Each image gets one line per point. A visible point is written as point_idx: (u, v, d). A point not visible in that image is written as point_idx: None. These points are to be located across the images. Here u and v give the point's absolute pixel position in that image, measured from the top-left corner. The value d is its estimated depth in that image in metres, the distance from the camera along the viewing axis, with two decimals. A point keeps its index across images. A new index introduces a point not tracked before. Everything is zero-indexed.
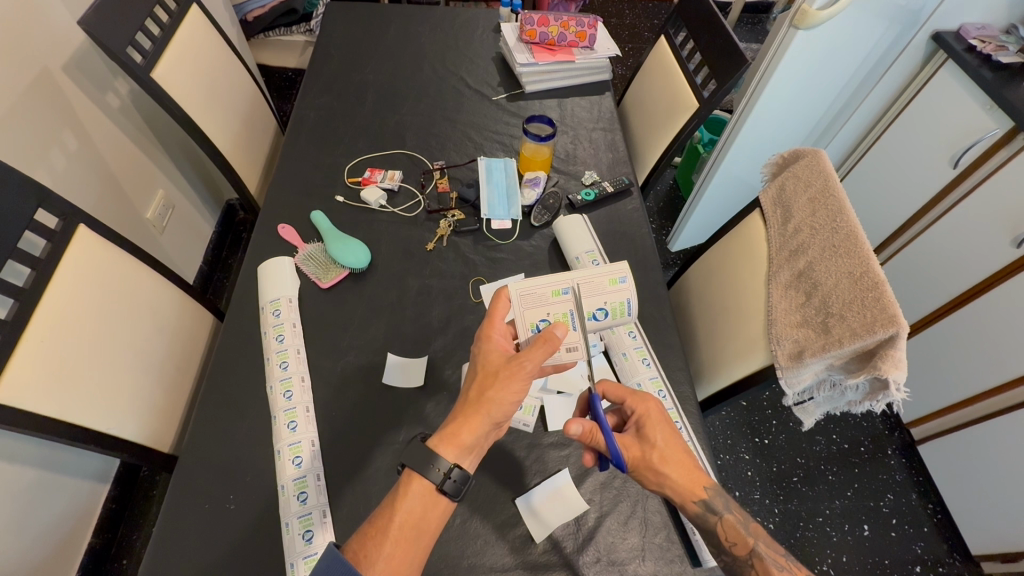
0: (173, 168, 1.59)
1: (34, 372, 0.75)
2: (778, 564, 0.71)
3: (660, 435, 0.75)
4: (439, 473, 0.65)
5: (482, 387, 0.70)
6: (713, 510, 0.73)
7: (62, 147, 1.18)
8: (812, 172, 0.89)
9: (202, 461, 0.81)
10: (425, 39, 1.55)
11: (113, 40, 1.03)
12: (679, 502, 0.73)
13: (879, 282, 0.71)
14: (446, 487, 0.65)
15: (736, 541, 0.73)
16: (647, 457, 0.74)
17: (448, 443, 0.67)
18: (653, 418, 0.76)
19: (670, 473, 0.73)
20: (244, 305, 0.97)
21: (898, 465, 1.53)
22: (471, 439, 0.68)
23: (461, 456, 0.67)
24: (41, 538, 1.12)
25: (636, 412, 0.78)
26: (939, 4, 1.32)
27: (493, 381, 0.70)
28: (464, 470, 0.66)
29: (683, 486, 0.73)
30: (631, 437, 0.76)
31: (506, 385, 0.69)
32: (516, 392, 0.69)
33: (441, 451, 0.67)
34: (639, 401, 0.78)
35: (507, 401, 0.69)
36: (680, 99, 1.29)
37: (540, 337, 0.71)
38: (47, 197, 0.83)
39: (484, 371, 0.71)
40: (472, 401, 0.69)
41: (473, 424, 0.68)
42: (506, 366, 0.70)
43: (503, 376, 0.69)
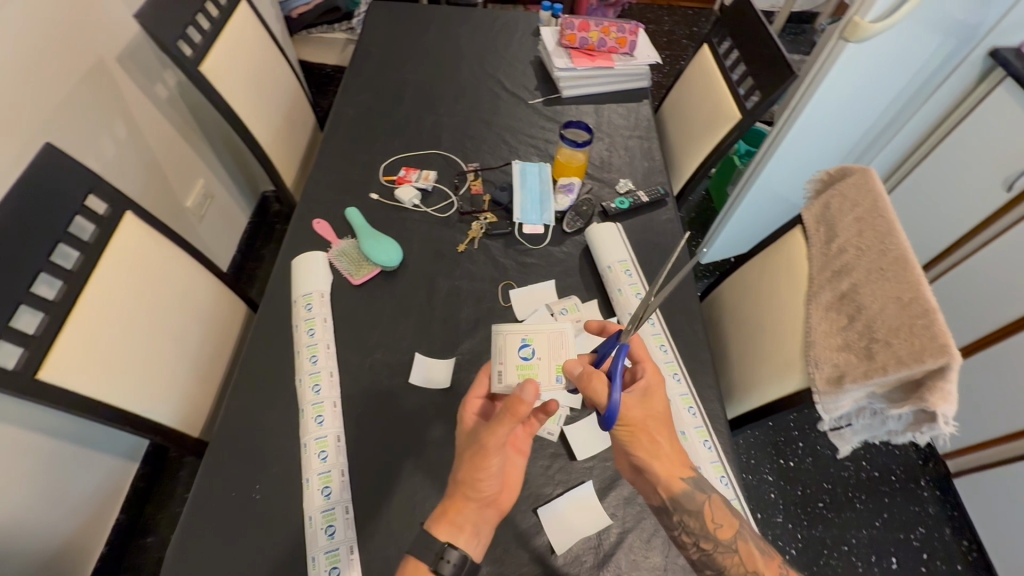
0: (213, 158, 1.63)
1: (77, 353, 0.77)
2: (759, 547, 0.71)
3: (662, 405, 0.75)
4: (434, 555, 0.63)
5: (468, 471, 0.66)
6: (700, 488, 0.73)
7: (112, 136, 1.23)
8: (861, 191, 0.87)
9: (231, 450, 0.82)
10: (464, 41, 1.56)
11: (165, 34, 1.06)
12: (665, 474, 0.72)
13: (930, 310, 0.69)
14: (441, 569, 0.62)
15: (721, 523, 0.71)
16: (647, 422, 0.73)
17: (442, 521, 0.66)
18: (659, 388, 0.76)
19: (663, 444, 0.73)
20: (277, 297, 0.99)
21: (930, 496, 1.47)
22: (463, 520, 0.66)
23: (455, 534, 0.65)
24: (70, 510, 1.15)
25: (646, 375, 0.76)
26: (1000, 19, 1.26)
27: (487, 472, 0.65)
28: (462, 553, 0.63)
29: (672, 460, 0.73)
30: (635, 397, 0.74)
31: (481, 463, 0.65)
32: (493, 470, 0.65)
33: (436, 530, 0.65)
34: (654, 369, 0.77)
35: (482, 479, 0.65)
36: (721, 109, 1.26)
37: (507, 410, 0.64)
38: (98, 184, 0.86)
39: (475, 457, 0.66)
40: (455, 482, 0.67)
41: (461, 503, 0.66)
42: (479, 444, 0.66)
43: (476, 456, 0.66)
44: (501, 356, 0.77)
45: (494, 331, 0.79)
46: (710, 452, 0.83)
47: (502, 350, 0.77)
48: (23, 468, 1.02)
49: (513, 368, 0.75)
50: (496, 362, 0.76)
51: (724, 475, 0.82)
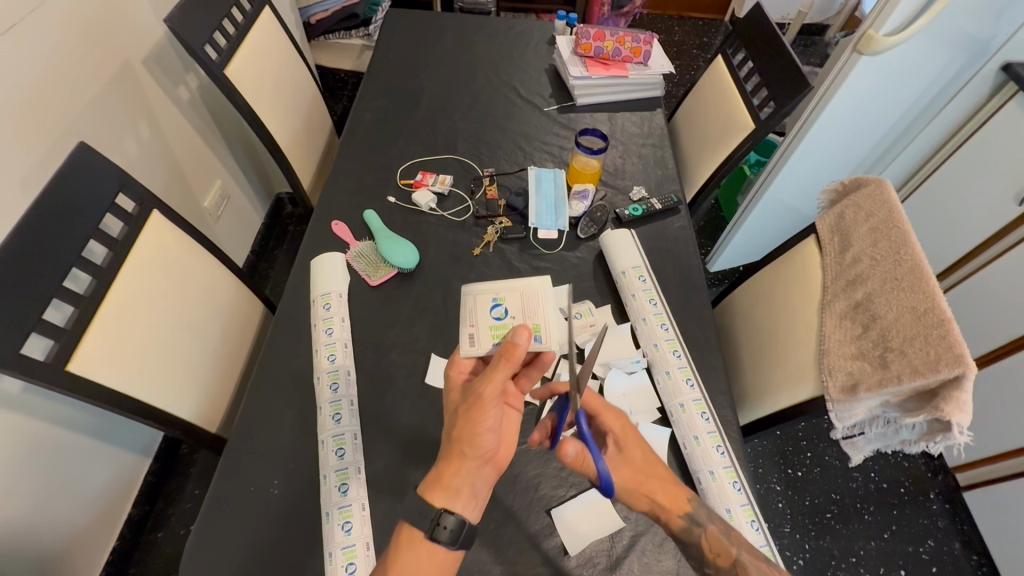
0: (230, 160, 1.66)
1: (104, 347, 0.79)
2: (760, 568, 0.70)
3: (639, 452, 0.76)
4: (431, 522, 0.62)
5: (463, 427, 0.64)
6: (697, 522, 0.73)
7: (136, 135, 1.25)
8: (875, 202, 0.87)
9: (249, 446, 0.84)
10: (480, 48, 1.58)
11: (193, 38, 1.09)
12: (664, 519, 0.73)
13: (945, 320, 0.70)
14: (439, 536, 0.61)
15: (720, 552, 0.71)
16: (634, 477, 0.74)
17: (436, 487, 0.63)
18: (631, 436, 0.76)
19: (655, 491, 0.74)
20: (296, 296, 1.01)
21: (940, 509, 1.46)
22: (459, 482, 0.64)
23: (451, 499, 0.63)
24: (85, 503, 1.17)
25: (612, 428, 0.76)
26: (1012, 33, 1.27)
27: (484, 426, 0.64)
28: (460, 518, 0.62)
29: (667, 503, 0.73)
30: (614, 458, 0.75)
31: (477, 417, 0.64)
32: (489, 424, 0.64)
33: (430, 497, 0.63)
34: (616, 416, 0.76)
35: (477, 435, 0.63)
36: (735, 119, 1.27)
37: (502, 355, 0.65)
38: (127, 182, 0.88)
39: (470, 411, 0.64)
40: (449, 442, 0.65)
41: (456, 465, 0.64)
42: (472, 400, 0.65)
43: (471, 411, 0.64)
44: (473, 318, 0.79)
45: (464, 293, 0.81)
46: (723, 457, 0.84)
47: (473, 312, 0.79)
48: (42, 459, 1.04)
49: (485, 330, 0.77)
50: (468, 325, 0.78)
51: (738, 480, 0.82)
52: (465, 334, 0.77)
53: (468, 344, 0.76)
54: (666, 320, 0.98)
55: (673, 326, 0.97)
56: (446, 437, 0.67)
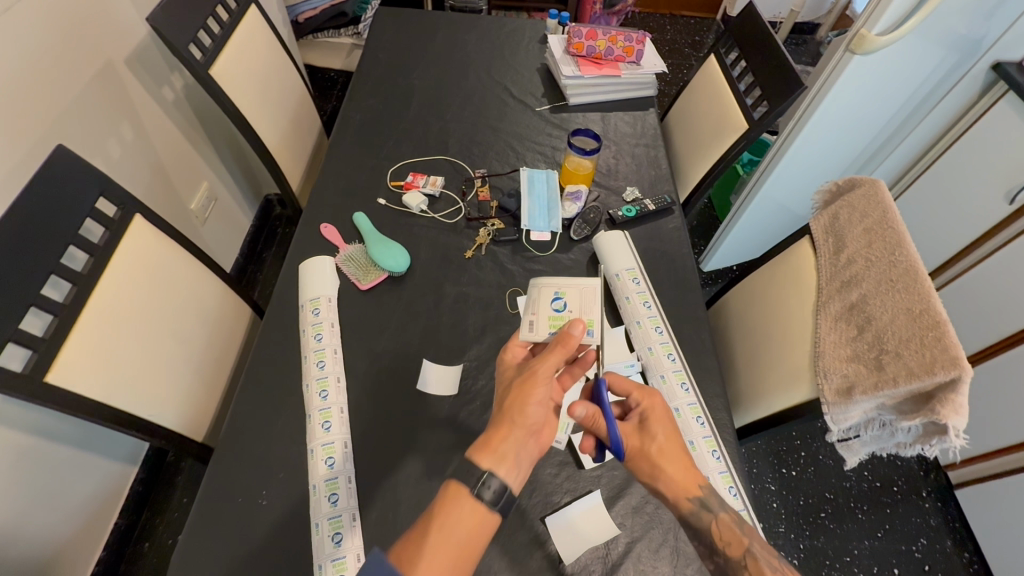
0: (217, 160, 1.63)
1: (84, 357, 0.77)
2: (772, 565, 0.70)
3: (660, 429, 0.76)
4: (476, 480, 0.60)
5: (513, 399, 0.66)
6: (709, 509, 0.72)
7: (119, 137, 1.22)
8: (869, 203, 0.87)
9: (236, 456, 0.82)
10: (471, 48, 1.56)
11: (177, 38, 1.06)
12: (673, 499, 0.72)
13: (940, 322, 0.69)
14: (484, 495, 0.60)
15: (730, 541, 0.71)
16: (646, 449, 0.74)
17: (482, 451, 0.63)
18: (657, 412, 0.77)
19: (667, 470, 0.73)
20: (285, 301, 0.99)
21: (932, 508, 1.47)
22: (506, 448, 0.63)
23: (497, 463, 0.62)
24: (68, 514, 1.14)
25: (641, 404, 0.78)
26: (1003, 33, 1.27)
27: (533, 398, 0.66)
28: (504, 482, 0.61)
29: (678, 483, 0.72)
30: (631, 427, 0.77)
31: (526, 390, 0.66)
32: (541, 397, 0.66)
33: (476, 459, 0.62)
34: (646, 394, 0.79)
35: (527, 405, 0.65)
36: (728, 119, 1.27)
37: (557, 339, 0.70)
38: (107, 187, 0.86)
39: (522, 385, 0.67)
40: (499, 413, 0.67)
41: (504, 433, 0.64)
42: (523, 374, 0.68)
43: (522, 384, 0.67)
44: (532, 310, 0.82)
45: (531, 283, 0.86)
46: (719, 462, 0.83)
47: (534, 306, 0.82)
48: (23, 473, 1.01)
49: (544, 319, 0.80)
50: (529, 313, 0.81)
51: (733, 485, 0.81)
52: (526, 322, 0.81)
53: (526, 332, 0.78)
54: (660, 323, 0.97)
55: (667, 329, 0.96)
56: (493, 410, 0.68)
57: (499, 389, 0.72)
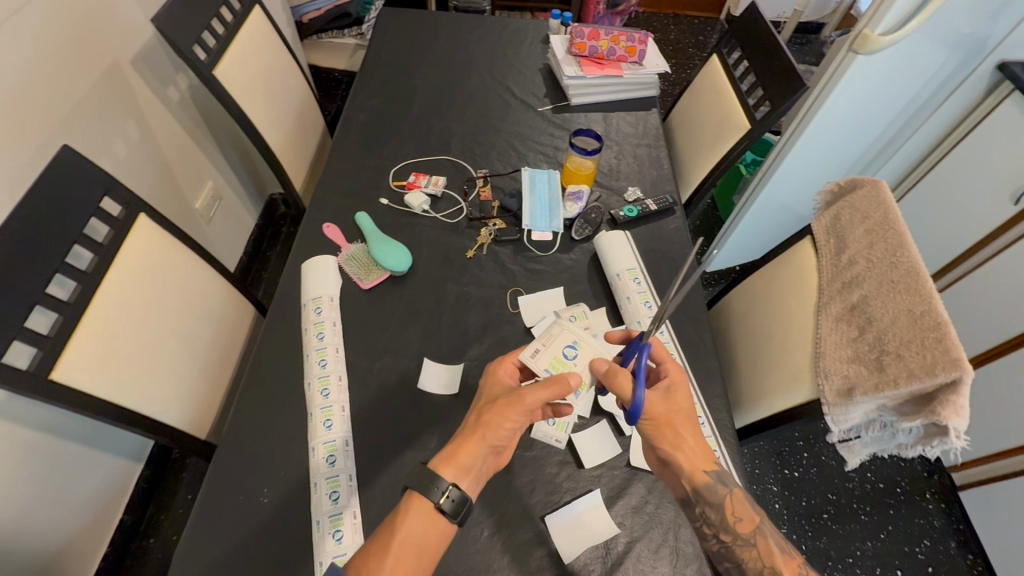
0: (221, 160, 1.64)
1: (89, 355, 0.78)
2: (781, 546, 0.70)
3: (686, 401, 0.76)
4: (438, 493, 0.64)
5: (494, 415, 0.70)
6: (723, 482, 0.73)
7: (125, 137, 1.23)
8: (871, 203, 0.87)
9: (239, 454, 0.82)
10: (474, 48, 1.57)
11: (181, 39, 1.07)
12: (690, 468, 0.73)
13: (941, 323, 0.69)
14: (444, 507, 0.64)
15: (742, 518, 0.71)
16: (671, 418, 0.74)
17: (448, 461, 0.67)
18: (684, 386, 0.78)
19: (688, 440, 0.74)
20: (288, 300, 0.99)
21: (936, 509, 1.46)
22: (470, 463, 0.68)
23: (458, 476, 0.66)
24: (74, 510, 1.15)
25: (670, 374, 0.78)
26: (1008, 33, 1.26)
27: (510, 421, 0.70)
28: (464, 495, 0.65)
29: (697, 453, 0.73)
30: (658, 394, 0.76)
31: (505, 413, 0.70)
32: (516, 421, 0.70)
33: (440, 470, 0.66)
34: (676, 368, 0.79)
35: (503, 426, 0.69)
36: (730, 119, 1.27)
37: (552, 379, 0.71)
38: (113, 186, 0.87)
39: (504, 404, 0.70)
40: (475, 423, 0.70)
41: (472, 447, 0.68)
42: (507, 396, 0.71)
43: (503, 405, 0.70)
44: (546, 340, 0.78)
45: (559, 317, 0.81)
46: (719, 462, 0.83)
47: (551, 338, 0.79)
48: (30, 469, 1.02)
49: (549, 355, 0.76)
50: (541, 341, 0.78)
51: None
52: (531, 346, 0.77)
53: (529, 357, 0.75)
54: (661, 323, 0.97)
55: (668, 330, 0.97)
56: (469, 421, 0.71)
57: (479, 398, 0.75)
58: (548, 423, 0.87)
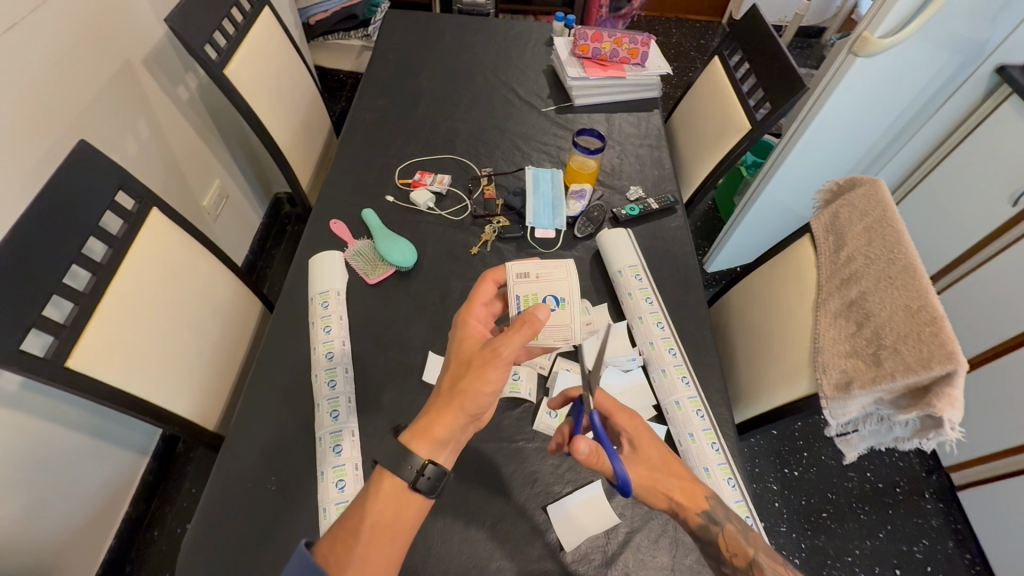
0: (229, 158, 1.66)
1: (103, 344, 0.80)
2: (777, 572, 0.71)
3: (654, 450, 0.75)
4: (411, 471, 0.62)
5: (468, 381, 0.64)
6: (716, 521, 0.72)
7: (136, 135, 1.26)
8: (869, 202, 0.88)
9: (247, 443, 0.84)
10: (479, 50, 1.59)
11: (193, 38, 1.09)
12: (682, 516, 0.73)
13: (937, 317, 0.70)
14: (418, 485, 0.62)
15: (737, 552, 0.71)
16: (648, 475, 0.73)
17: (422, 437, 0.64)
18: (643, 435, 0.76)
19: (671, 489, 0.73)
20: (296, 294, 1.01)
21: (934, 509, 1.47)
22: (446, 435, 0.64)
23: (435, 452, 0.64)
24: (82, 501, 1.17)
25: (626, 429, 0.77)
26: (1007, 36, 1.28)
27: (487, 383, 0.64)
28: (440, 469, 0.63)
29: (685, 501, 0.72)
30: (628, 457, 0.75)
31: (480, 374, 0.64)
32: (493, 382, 0.64)
33: (414, 447, 0.63)
34: (628, 418, 0.77)
35: (479, 391, 0.64)
36: (731, 120, 1.28)
37: (520, 320, 0.66)
38: (126, 180, 0.89)
39: (479, 367, 0.64)
40: (448, 392, 0.65)
41: (448, 419, 0.65)
42: (480, 354, 0.65)
43: (477, 365, 0.65)
44: (544, 276, 0.78)
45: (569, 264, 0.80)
46: (718, 454, 0.84)
47: (550, 276, 0.78)
48: (40, 458, 1.04)
49: (533, 288, 0.76)
50: (539, 271, 0.77)
51: (733, 476, 0.83)
52: (528, 268, 0.77)
53: (515, 276, 0.75)
54: (662, 319, 0.98)
55: (669, 325, 0.98)
56: (442, 388, 0.66)
57: (451, 358, 0.69)
58: (551, 415, 0.89)
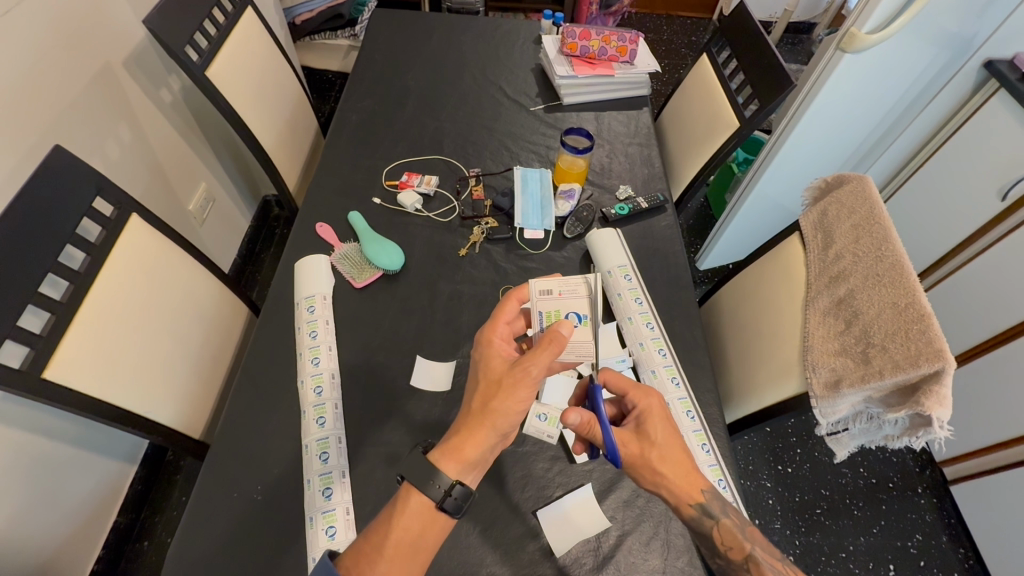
0: (215, 162, 1.64)
1: (80, 355, 0.78)
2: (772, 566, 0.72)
3: (660, 434, 0.74)
4: (439, 490, 0.63)
5: (500, 400, 0.66)
6: (710, 514, 0.72)
7: (117, 138, 1.24)
8: (857, 198, 0.88)
9: (232, 451, 0.83)
10: (467, 48, 1.58)
11: (173, 40, 1.07)
12: (674, 504, 0.72)
13: (925, 315, 0.70)
14: (446, 505, 0.63)
15: (732, 546, 0.72)
16: (645, 455, 0.73)
17: (453, 457, 0.65)
18: (654, 415, 0.76)
19: (668, 474, 0.72)
20: (281, 298, 1.00)
21: (927, 504, 1.47)
22: (478, 455, 0.66)
23: (464, 472, 0.65)
24: (66, 512, 1.14)
25: (636, 406, 0.77)
26: (995, 30, 1.27)
27: (517, 401, 0.66)
28: (467, 489, 0.64)
29: (679, 488, 0.72)
30: (629, 432, 0.76)
31: (510, 394, 0.66)
32: (522, 400, 0.66)
33: (442, 465, 0.64)
34: (642, 396, 0.77)
35: (511, 410, 0.66)
36: (720, 118, 1.28)
37: (545, 338, 0.67)
38: (104, 186, 0.87)
39: (510, 387, 0.66)
40: (479, 411, 0.66)
41: (479, 439, 0.65)
42: (509, 374, 0.67)
43: (506, 385, 0.66)
44: (566, 292, 0.78)
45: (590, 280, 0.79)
46: (708, 455, 0.84)
47: (572, 293, 0.78)
48: (20, 470, 1.02)
49: (556, 304, 0.76)
50: (560, 288, 0.78)
51: (722, 478, 0.82)
52: (552, 285, 0.78)
53: (537, 292, 0.76)
54: (652, 319, 0.98)
55: (658, 326, 0.97)
56: (470, 406, 0.68)
57: (477, 377, 0.70)
58: (540, 419, 0.88)
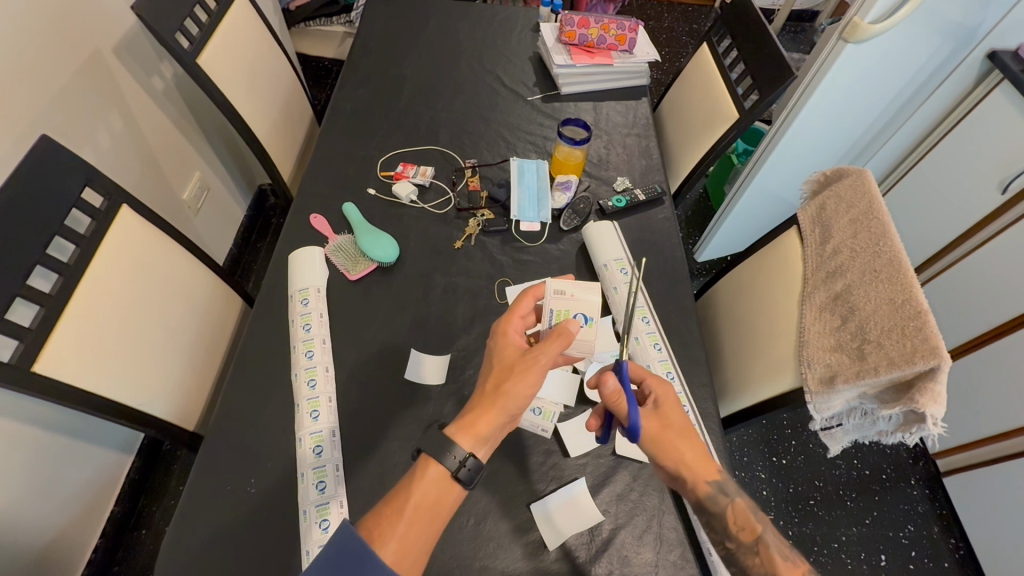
0: (208, 150, 1.62)
1: (70, 348, 0.77)
2: None
3: (678, 416, 0.75)
4: (454, 460, 0.63)
5: (512, 383, 0.67)
6: (725, 492, 0.72)
7: (108, 127, 1.22)
8: (856, 192, 0.87)
9: (225, 444, 0.83)
10: (464, 35, 1.55)
11: (162, 26, 1.05)
12: (692, 483, 0.72)
13: (922, 312, 0.69)
14: (460, 474, 0.63)
15: (744, 526, 0.71)
16: (666, 432, 0.74)
17: (467, 431, 0.65)
18: (671, 399, 0.77)
19: (688, 452, 0.73)
20: (274, 291, 0.99)
21: (920, 495, 1.48)
22: (490, 433, 0.66)
23: (477, 447, 0.65)
24: (62, 502, 1.15)
25: (654, 390, 0.77)
26: (999, 21, 1.25)
27: (528, 387, 0.67)
28: (479, 462, 0.64)
29: (699, 466, 0.72)
30: (649, 412, 0.76)
31: (522, 379, 0.67)
32: (532, 386, 0.67)
33: (458, 438, 0.64)
34: (659, 382, 0.78)
35: (523, 394, 0.67)
36: (720, 109, 1.26)
37: (555, 332, 0.69)
38: (94, 177, 0.86)
39: (522, 371, 0.67)
40: (492, 392, 0.67)
41: (492, 417, 0.66)
42: (520, 361, 0.68)
43: (517, 370, 0.67)
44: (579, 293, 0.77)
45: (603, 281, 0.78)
46: None
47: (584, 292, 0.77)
48: (14, 461, 1.01)
49: (568, 305, 0.76)
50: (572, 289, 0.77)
51: None
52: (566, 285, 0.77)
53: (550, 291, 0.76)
54: (648, 313, 0.97)
55: (654, 320, 0.97)
56: (483, 388, 0.68)
57: (488, 364, 0.70)
58: (534, 413, 0.87)
